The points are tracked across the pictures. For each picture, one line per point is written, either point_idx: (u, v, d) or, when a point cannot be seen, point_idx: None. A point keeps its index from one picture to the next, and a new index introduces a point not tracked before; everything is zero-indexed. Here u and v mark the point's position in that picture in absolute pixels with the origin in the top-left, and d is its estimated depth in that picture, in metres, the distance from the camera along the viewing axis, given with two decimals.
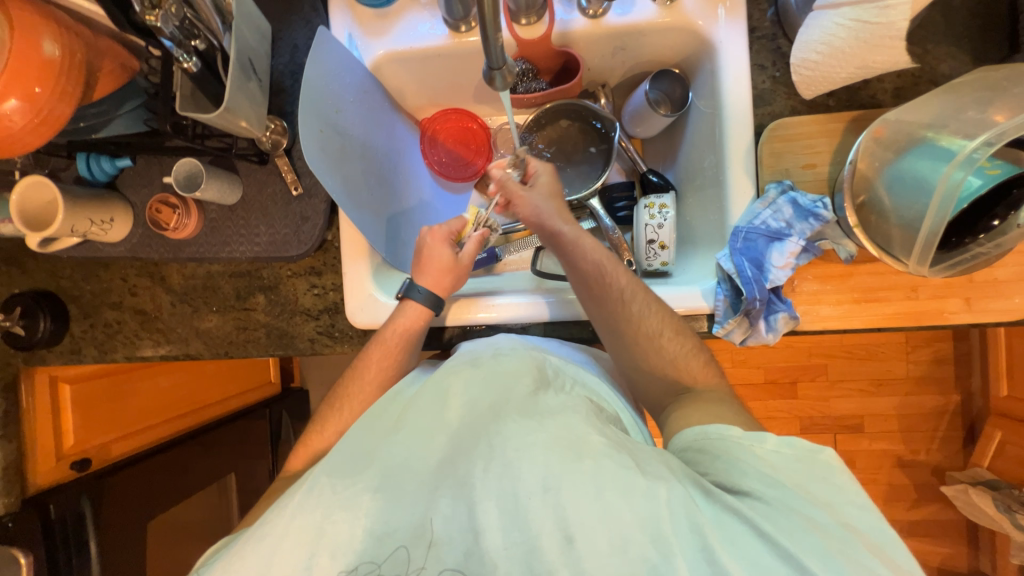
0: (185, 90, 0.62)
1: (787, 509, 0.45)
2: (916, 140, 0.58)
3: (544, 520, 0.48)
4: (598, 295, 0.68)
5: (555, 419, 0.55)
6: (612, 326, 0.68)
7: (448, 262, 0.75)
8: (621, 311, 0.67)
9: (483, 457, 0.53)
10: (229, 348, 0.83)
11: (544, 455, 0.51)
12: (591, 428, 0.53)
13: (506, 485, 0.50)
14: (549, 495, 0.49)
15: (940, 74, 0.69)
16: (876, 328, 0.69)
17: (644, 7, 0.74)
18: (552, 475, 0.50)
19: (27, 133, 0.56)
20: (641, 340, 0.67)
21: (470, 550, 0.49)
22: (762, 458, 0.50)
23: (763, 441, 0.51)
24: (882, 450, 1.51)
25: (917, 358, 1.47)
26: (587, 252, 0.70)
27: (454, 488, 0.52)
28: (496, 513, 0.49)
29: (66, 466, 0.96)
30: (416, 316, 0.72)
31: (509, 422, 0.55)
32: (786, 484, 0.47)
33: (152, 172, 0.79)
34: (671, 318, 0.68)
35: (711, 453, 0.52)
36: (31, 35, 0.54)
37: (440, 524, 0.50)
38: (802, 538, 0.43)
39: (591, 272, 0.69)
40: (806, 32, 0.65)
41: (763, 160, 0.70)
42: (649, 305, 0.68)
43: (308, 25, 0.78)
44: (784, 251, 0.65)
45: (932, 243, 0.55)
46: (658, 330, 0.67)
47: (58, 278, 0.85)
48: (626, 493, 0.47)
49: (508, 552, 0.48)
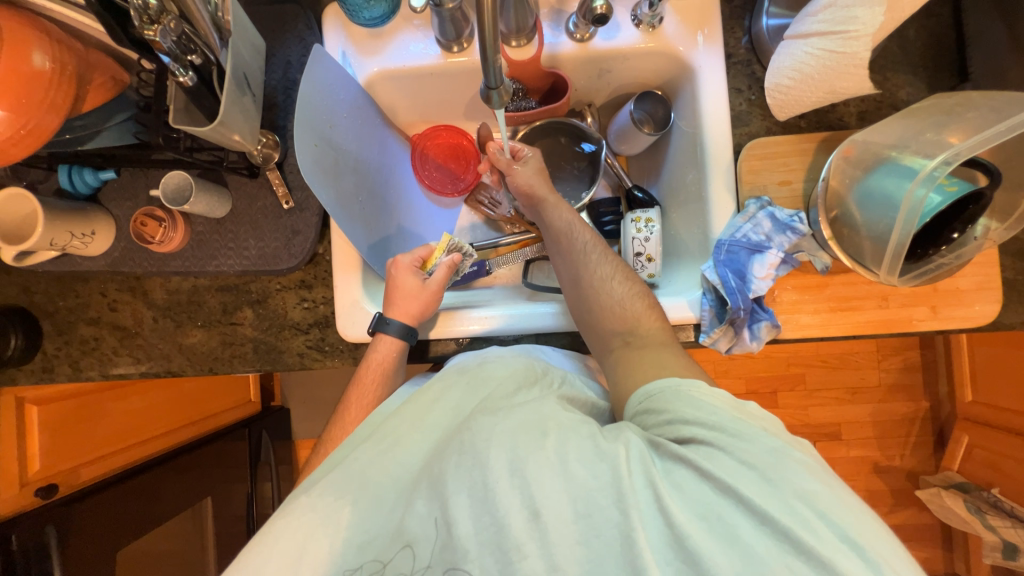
0: (179, 103, 0.61)
1: (730, 448, 0.48)
2: (881, 159, 0.62)
3: (512, 499, 0.47)
4: (565, 249, 0.76)
5: (526, 406, 0.55)
6: (573, 275, 0.74)
7: (414, 288, 0.76)
8: (581, 259, 0.74)
9: (455, 453, 0.52)
10: (214, 364, 0.81)
11: (512, 436, 0.51)
12: (558, 411, 0.54)
13: (476, 475, 0.49)
14: (515, 476, 0.48)
15: (899, 99, 0.74)
16: (852, 335, 0.72)
17: (629, 33, 0.78)
18: (518, 454, 0.49)
19: (12, 144, 0.55)
20: (594, 281, 0.71)
21: (444, 542, 0.48)
22: (700, 404, 0.52)
23: (701, 390, 0.54)
24: (859, 456, 1.56)
25: (887, 366, 1.53)
26: (560, 214, 0.79)
27: (429, 487, 0.51)
28: (467, 504, 0.48)
29: (31, 492, 0.90)
30: (390, 347, 0.74)
31: (483, 416, 0.54)
32: (727, 424, 0.50)
33: (137, 185, 0.77)
34: (625, 268, 0.74)
35: (656, 409, 0.55)
36: (22, 47, 0.53)
37: (416, 523, 0.50)
38: (744, 474, 0.46)
39: (562, 230, 0.78)
40: (779, 59, 0.70)
41: (742, 176, 0.74)
42: (607, 257, 0.74)
43: (302, 43, 0.79)
44: (765, 262, 0.68)
45: (901, 253, 0.59)
46: (611, 275, 0.72)
47: (31, 293, 0.82)
48: (589, 459, 0.48)
49: (479, 537, 0.47)
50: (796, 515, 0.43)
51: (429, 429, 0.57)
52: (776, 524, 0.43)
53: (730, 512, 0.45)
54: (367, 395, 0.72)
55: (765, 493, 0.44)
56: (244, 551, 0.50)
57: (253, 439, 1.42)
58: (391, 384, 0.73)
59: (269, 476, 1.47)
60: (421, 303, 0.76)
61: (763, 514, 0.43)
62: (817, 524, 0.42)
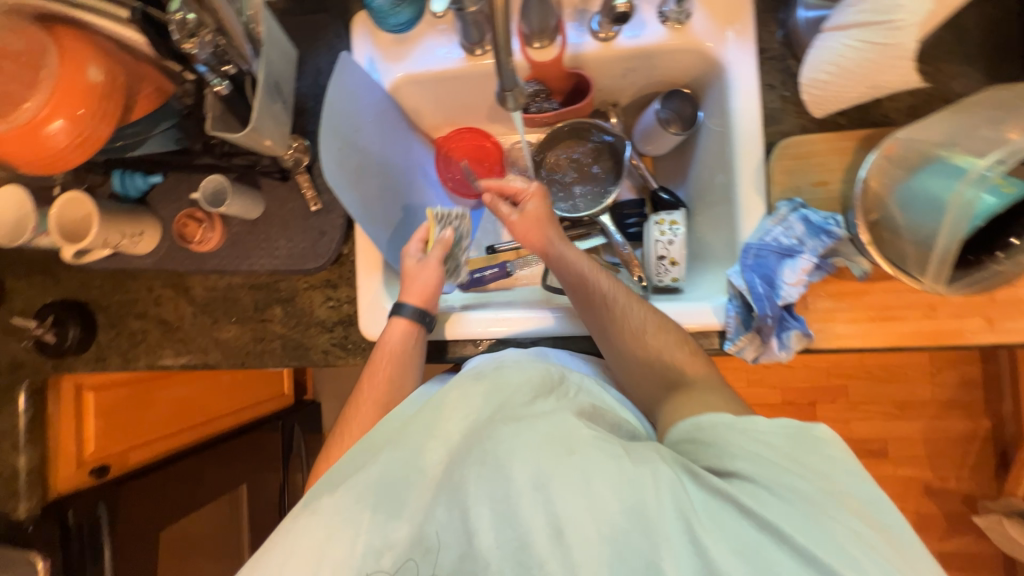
0: (215, 112, 0.64)
1: (776, 486, 0.46)
2: (929, 158, 0.58)
3: (535, 516, 0.49)
4: (582, 301, 0.72)
5: (548, 418, 0.55)
6: (599, 330, 0.71)
7: (414, 267, 0.77)
8: (604, 312, 0.70)
9: (477, 463, 0.53)
10: (246, 358, 0.85)
11: (535, 452, 0.52)
12: (580, 424, 0.54)
13: (499, 488, 0.51)
14: (539, 492, 0.50)
15: (953, 92, 0.69)
16: (895, 347, 0.67)
17: (654, 30, 0.76)
18: (542, 470, 0.50)
19: (70, 151, 0.60)
20: (626, 336, 0.69)
21: (466, 552, 0.50)
22: (751, 438, 0.50)
23: (754, 424, 0.51)
24: (908, 476, 1.45)
25: (942, 381, 1.42)
26: (569, 262, 0.74)
27: (447, 494, 0.52)
28: (489, 516, 0.50)
29: (86, 472, 0.98)
30: (406, 331, 0.74)
31: (504, 426, 0.54)
32: (777, 461, 0.48)
33: (180, 188, 0.82)
34: (658, 316, 0.70)
35: (703, 442, 0.53)
36: (79, 61, 0.58)
37: (436, 531, 0.51)
38: (790, 512, 0.45)
39: (574, 281, 0.73)
40: (815, 54, 0.65)
41: (774, 177, 0.71)
42: (634, 303, 0.70)
43: (332, 51, 0.82)
44: (796, 267, 0.65)
45: (948, 259, 0.55)
46: (641, 325, 0.68)
47: (88, 288, 0.89)
48: (615, 483, 0.48)
49: (500, 551, 0.49)
50: (844, 554, 0.42)
51: (446, 439, 0.55)
52: (819, 563, 0.42)
53: (767, 549, 0.44)
54: (382, 384, 0.71)
55: (808, 533, 0.43)
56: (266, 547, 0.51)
57: (285, 432, 1.48)
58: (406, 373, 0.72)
59: (301, 466, 1.53)
60: (427, 281, 0.76)
61: (806, 554, 0.42)
62: (865, 565, 0.42)
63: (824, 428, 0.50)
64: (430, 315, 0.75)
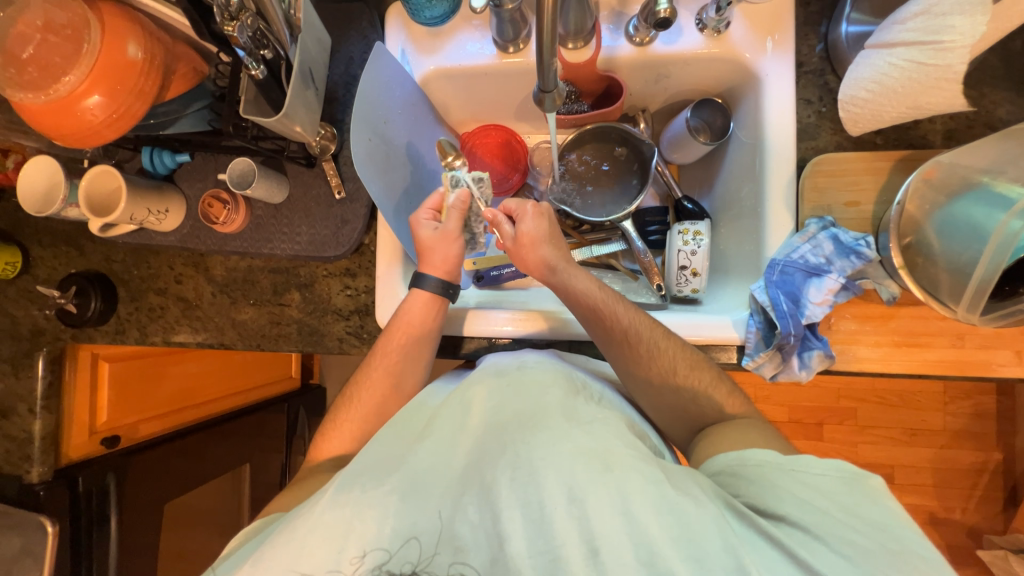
0: (249, 95, 0.65)
1: (825, 535, 0.46)
2: (969, 184, 0.56)
3: (569, 529, 0.48)
4: (601, 336, 0.68)
5: (585, 427, 0.56)
6: (620, 365, 0.68)
7: (434, 237, 0.74)
8: (627, 351, 0.67)
9: (509, 466, 0.53)
10: (261, 341, 0.86)
11: (570, 463, 0.52)
12: (617, 439, 0.54)
13: (531, 494, 0.51)
14: (574, 505, 0.49)
15: (996, 118, 0.67)
16: (918, 374, 0.66)
17: (692, 37, 0.75)
18: (577, 483, 0.50)
19: (105, 127, 0.60)
20: (654, 377, 0.67)
21: (496, 557, 0.49)
22: (800, 480, 0.50)
23: (805, 467, 0.51)
24: (914, 504, 1.43)
25: (954, 410, 1.39)
26: (582, 294, 0.70)
27: (477, 492, 0.53)
28: (522, 522, 0.50)
29: (97, 441, 1.00)
30: (425, 304, 0.73)
31: (539, 433, 0.55)
32: (826, 509, 0.48)
33: (207, 168, 0.83)
34: (685, 351, 0.67)
35: (745, 477, 0.54)
36: (120, 39, 0.59)
37: (466, 529, 0.51)
38: (844, 566, 0.43)
39: (591, 314, 0.69)
40: (857, 70, 0.64)
41: (805, 194, 0.70)
42: (659, 338, 0.67)
43: (365, 40, 0.82)
44: (822, 287, 0.64)
45: (984, 291, 0.53)
46: (671, 368, 0.66)
47: (111, 261, 0.90)
48: (652, 504, 0.48)
49: (532, 561, 0.48)
50: None
51: (470, 431, 0.59)
52: None
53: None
54: (392, 358, 0.72)
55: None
56: (294, 518, 0.52)
57: (290, 414, 1.50)
58: (416, 351, 0.73)
59: (303, 450, 1.54)
60: (448, 252, 0.75)
61: None
62: None
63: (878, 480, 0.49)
64: (453, 287, 0.75)
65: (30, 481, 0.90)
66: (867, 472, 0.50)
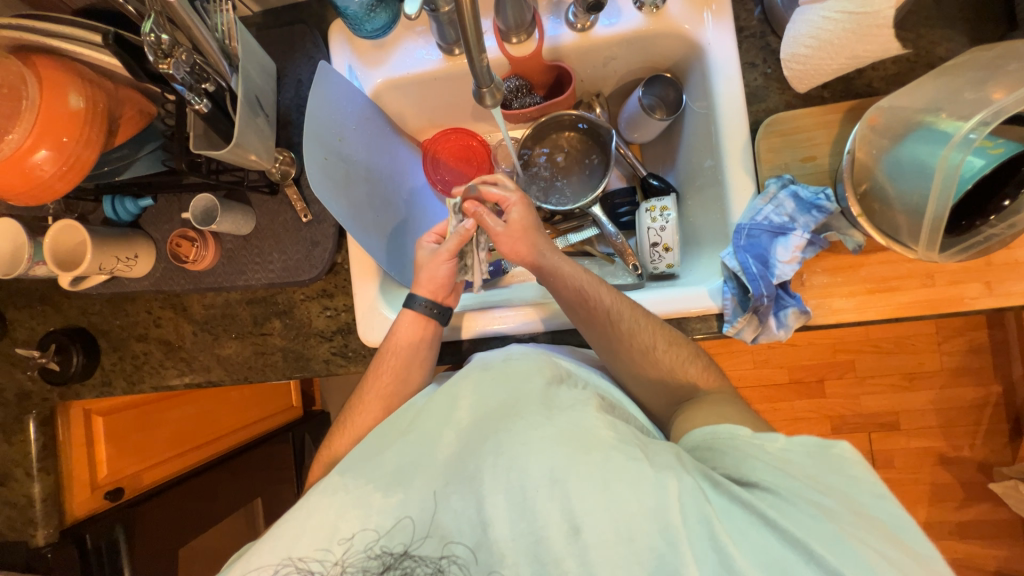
0: (197, 130, 0.65)
1: (798, 498, 0.46)
2: (912, 125, 0.57)
3: (551, 510, 0.50)
4: (586, 320, 0.68)
5: (568, 412, 0.56)
6: (604, 347, 0.68)
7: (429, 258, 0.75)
8: (612, 332, 0.67)
9: (491, 453, 0.54)
10: (248, 373, 0.85)
11: (552, 447, 0.53)
12: (601, 423, 0.55)
13: (513, 479, 0.52)
14: (555, 487, 0.51)
15: (937, 56, 0.68)
16: (894, 318, 0.67)
17: (631, 17, 0.75)
18: (558, 466, 0.52)
19: (56, 180, 0.60)
20: (637, 356, 0.67)
21: (479, 542, 0.50)
22: (773, 453, 0.51)
23: (776, 440, 0.52)
24: (922, 447, 1.44)
25: (949, 349, 1.41)
26: (567, 278, 0.69)
27: (461, 483, 0.53)
28: (505, 506, 0.51)
29: (101, 495, 0.99)
30: (411, 324, 0.73)
31: (520, 420, 0.56)
32: (799, 477, 0.48)
33: (172, 209, 0.83)
34: (664, 329, 0.67)
35: (720, 450, 0.54)
36: (59, 90, 0.58)
37: (450, 519, 0.51)
38: (816, 526, 0.44)
39: (573, 299, 0.68)
40: (794, 28, 0.65)
41: (761, 155, 0.70)
42: (640, 320, 0.67)
43: (311, 61, 0.81)
44: (789, 245, 0.64)
45: (939, 227, 0.54)
46: (652, 343, 0.66)
47: (89, 315, 0.89)
48: (633, 483, 0.49)
49: (515, 543, 0.49)
50: None
51: (456, 426, 0.58)
52: None
53: (796, 566, 0.43)
54: (384, 380, 0.71)
55: (840, 552, 0.43)
56: (282, 519, 0.53)
57: (296, 443, 1.47)
58: (410, 362, 0.72)
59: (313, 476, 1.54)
60: (437, 272, 0.74)
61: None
62: None
63: (848, 448, 0.50)
64: (447, 309, 0.75)
65: (37, 545, 0.90)
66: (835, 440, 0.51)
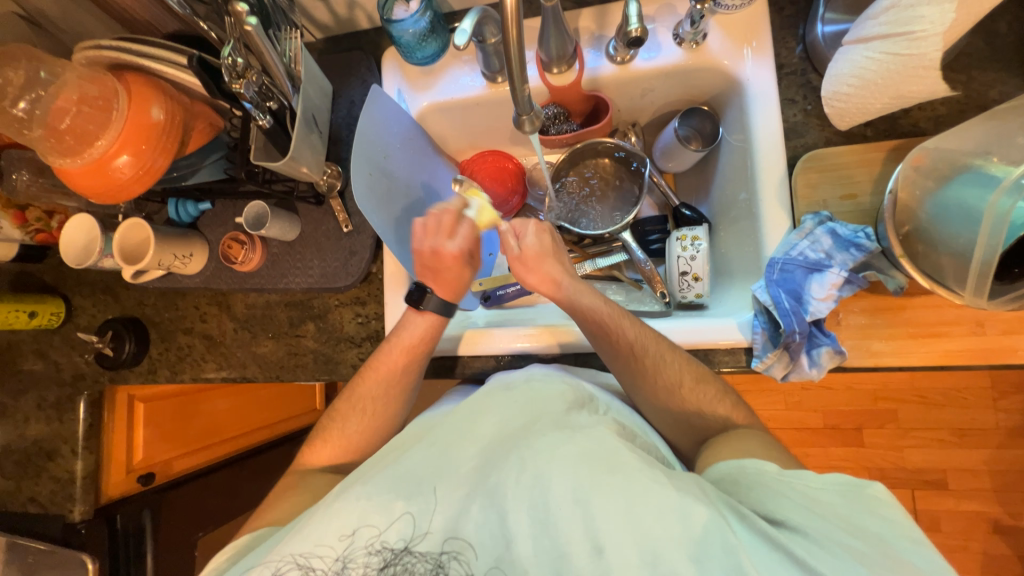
0: (258, 143, 0.71)
1: (833, 544, 0.45)
2: (958, 168, 0.55)
3: (574, 529, 0.49)
4: (610, 353, 0.68)
5: (588, 432, 0.57)
6: (629, 381, 0.68)
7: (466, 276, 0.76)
8: (637, 368, 0.66)
9: (514, 468, 0.55)
10: (280, 372, 0.89)
11: (574, 466, 0.53)
12: (623, 445, 0.55)
13: (537, 495, 0.52)
14: (578, 505, 0.50)
15: (990, 99, 0.66)
16: (939, 366, 0.63)
17: (671, 51, 0.77)
18: (581, 485, 0.51)
19: (132, 183, 0.67)
20: (662, 392, 0.66)
21: (501, 558, 0.50)
22: (804, 491, 0.50)
23: (807, 479, 0.51)
24: (974, 511, 1.32)
25: (1006, 406, 1.30)
26: (590, 310, 0.69)
27: (484, 495, 0.53)
28: (528, 522, 0.51)
29: (134, 479, 1.05)
30: (425, 326, 0.75)
31: (541, 437, 0.57)
32: (832, 521, 0.47)
33: (227, 214, 0.89)
34: (693, 367, 0.66)
35: (743, 485, 0.53)
36: (144, 104, 0.65)
37: (471, 528, 0.51)
38: (842, 566, 0.43)
39: (596, 330, 0.68)
40: (835, 67, 0.65)
41: (798, 191, 0.70)
42: (666, 355, 0.66)
43: (364, 84, 0.87)
44: (824, 282, 0.63)
45: (988, 272, 0.52)
46: (679, 381, 0.65)
47: (143, 306, 0.96)
48: (658, 504, 0.48)
49: (538, 560, 0.49)
50: None
51: (480, 438, 0.60)
52: None
53: None
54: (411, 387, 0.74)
55: None
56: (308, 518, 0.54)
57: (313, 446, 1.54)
58: None
59: None
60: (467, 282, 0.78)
61: None
62: None
63: (880, 488, 0.49)
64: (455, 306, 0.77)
65: (72, 520, 0.93)
66: (868, 480, 0.50)
